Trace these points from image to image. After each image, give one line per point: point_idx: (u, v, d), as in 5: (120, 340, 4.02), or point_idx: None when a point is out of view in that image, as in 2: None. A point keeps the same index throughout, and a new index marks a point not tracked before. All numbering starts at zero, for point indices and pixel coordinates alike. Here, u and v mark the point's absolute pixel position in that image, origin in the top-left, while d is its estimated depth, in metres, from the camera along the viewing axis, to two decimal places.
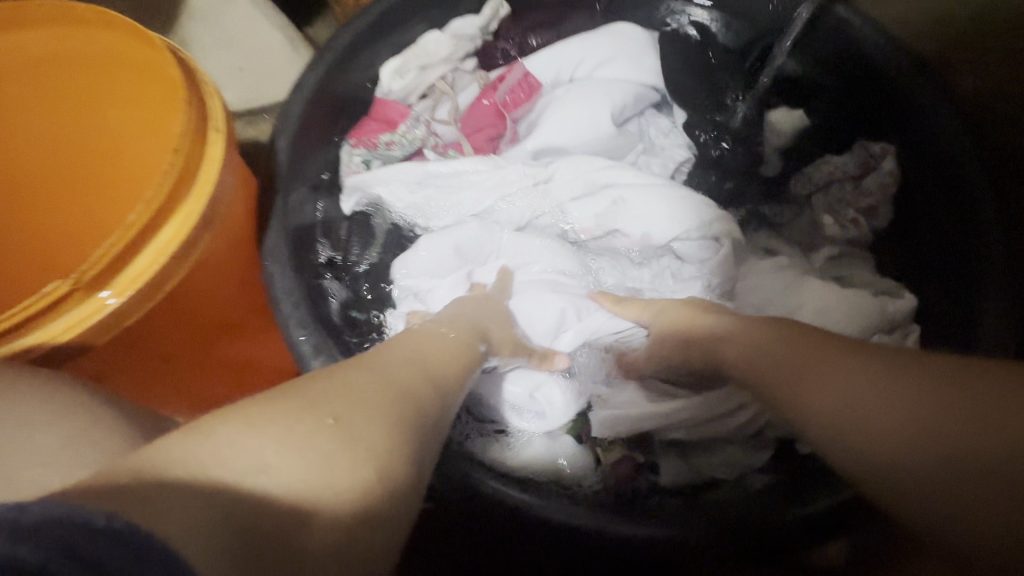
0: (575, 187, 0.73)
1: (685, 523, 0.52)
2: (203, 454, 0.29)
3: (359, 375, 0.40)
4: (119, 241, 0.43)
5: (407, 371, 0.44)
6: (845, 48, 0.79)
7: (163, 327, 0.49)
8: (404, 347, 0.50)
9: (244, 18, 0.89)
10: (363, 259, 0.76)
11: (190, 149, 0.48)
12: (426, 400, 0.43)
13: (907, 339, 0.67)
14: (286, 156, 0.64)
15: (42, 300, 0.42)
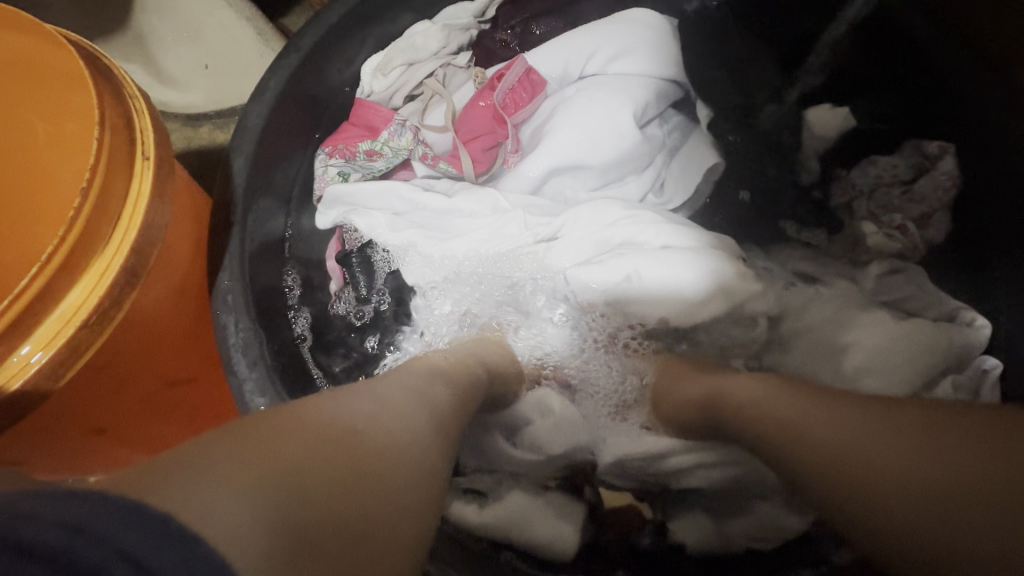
0: (584, 249, 0.60)
1: None
2: (225, 450, 0.27)
3: (364, 395, 0.36)
4: (11, 311, 0.35)
5: (417, 396, 0.40)
6: (898, 37, 0.66)
7: (84, 400, 0.41)
8: (414, 364, 0.46)
9: (209, 9, 0.80)
10: (369, 304, 0.66)
11: (108, 184, 0.39)
12: (439, 420, 0.39)
13: (984, 374, 0.55)
14: (244, 173, 0.55)
15: None
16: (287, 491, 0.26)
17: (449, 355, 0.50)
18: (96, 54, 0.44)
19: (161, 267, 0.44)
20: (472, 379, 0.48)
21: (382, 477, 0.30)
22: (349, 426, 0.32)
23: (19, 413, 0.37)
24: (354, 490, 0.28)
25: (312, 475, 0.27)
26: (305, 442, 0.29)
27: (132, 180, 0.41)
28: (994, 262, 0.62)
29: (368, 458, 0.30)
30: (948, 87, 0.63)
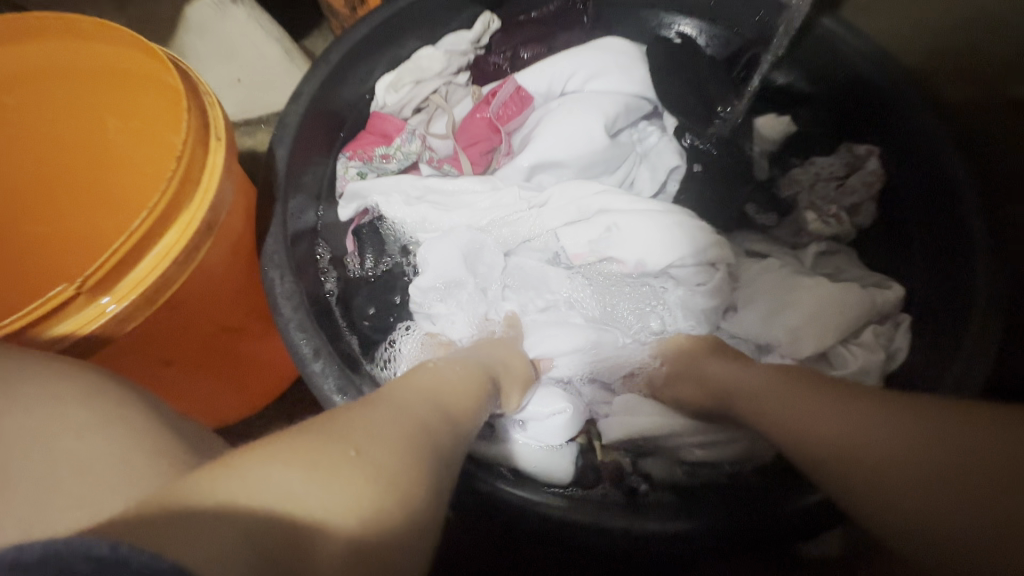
0: (569, 213, 0.71)
1: (691, 518, 0.52)
2: (230, 486, 0.28)
3: (381, 420, 0.37)
4: (123, 248, 0.46)
5: (426, 428, 0.40)
6: (831, 61, 0.79)
7: (164, 326, 0.52)
8: (427, 379, 0.47)
9: (245, 32, 0.92)
10: (376, 267, 0.76)
11: (193, 156, 0.50)
12: (442, 448, 0.39)
13: (898, 329, 0.66)
14: (285, 164, 0.67)
15: (50, 301, 0.44)
16: (274, 501, 0.28)
17: (457, 377, 0.50)
18: (175, 61, 0.55)
19: (225, 229, 0.54)
20: (474, 406, 0.49)
21: (366, 503, 0.30)
22: (349, 442, 0.33)
23: (120, 333, 0.48)
24: (335, 509, 0.29)
25: (305, 488, 0.29)
26: (308, 453, 0.31)
27: (207, 156, 0.51)
28: (915, 239, 0.72)
29: (358, 476, 0.31)
30: (884, 96, 0.75)
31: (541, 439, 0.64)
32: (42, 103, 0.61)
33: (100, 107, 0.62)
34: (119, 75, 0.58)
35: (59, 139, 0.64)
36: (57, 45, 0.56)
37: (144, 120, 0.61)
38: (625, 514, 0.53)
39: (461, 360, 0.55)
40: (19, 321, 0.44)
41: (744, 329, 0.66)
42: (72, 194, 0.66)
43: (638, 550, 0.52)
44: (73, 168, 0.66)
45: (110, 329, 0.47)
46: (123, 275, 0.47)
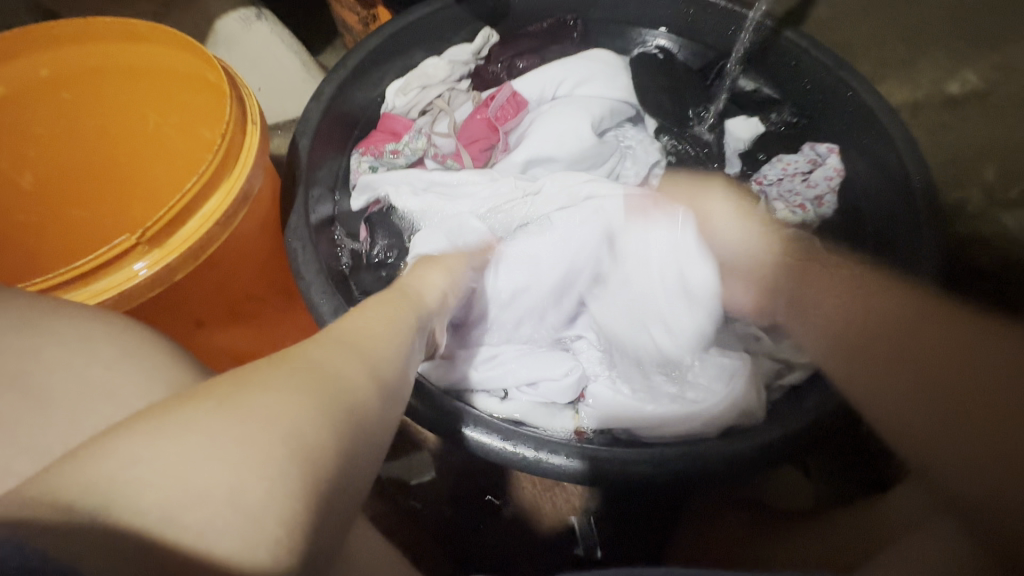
0: (560, 198, 0.78)
1: (670, 454, 0.57)
2: (75, 473, 0.25)
3: (283, 381, 0.32)
4: (176, 207, 0.53)
5: (343, 388, 0.34)
6: (796, 70, 0.88)
7: (202, 283, 0.59)
8: (356, 334, 0.41)
9: (267, 45, 1.01)
10: (383, 250, 0.82)
11: (235, 134, 0.58)
12: (360, 409, 0.34)
13: None
14: (305, 153, 0.76)
15: (114, 250, 0.51)
16: (126, 477, 0.25)
17: (392, 334, 0.44)
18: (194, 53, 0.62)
19: (256, 202, 0.62)
20: (401, 369, 0.42)
21: (233, 474, 0.26)
22: (228, 411, 0.29)
23: (166, 283, 0.54)
24: (196, 483, 0.26)
25: (170, 462, 0.26)
26: (176, 428, 0.27)
27: (245, 137, 0.59)
28: (869, 224, 0.79)
29: (226, 450, 0.27)
30: (845, 100, 0.83)
31: (540, 402, 0.66)
32: (92, 96, 0.69)
33: (142, 103, 0.71)
34: (162, 73, 0.67)
35: (105, 132, 0.73)
36: (108, 47, 0.65)
37: (181, 113, 0.70)
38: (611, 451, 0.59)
39: (404, 310, 0.50)
40: (59, 279, 0.50)
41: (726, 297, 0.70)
42: (113, 182, 0.75)
43: (626, 484, 0.57)
44: (112, 158, 0.74)
45: (159, 279, 0.54)
46: (174, 232, 0.54)
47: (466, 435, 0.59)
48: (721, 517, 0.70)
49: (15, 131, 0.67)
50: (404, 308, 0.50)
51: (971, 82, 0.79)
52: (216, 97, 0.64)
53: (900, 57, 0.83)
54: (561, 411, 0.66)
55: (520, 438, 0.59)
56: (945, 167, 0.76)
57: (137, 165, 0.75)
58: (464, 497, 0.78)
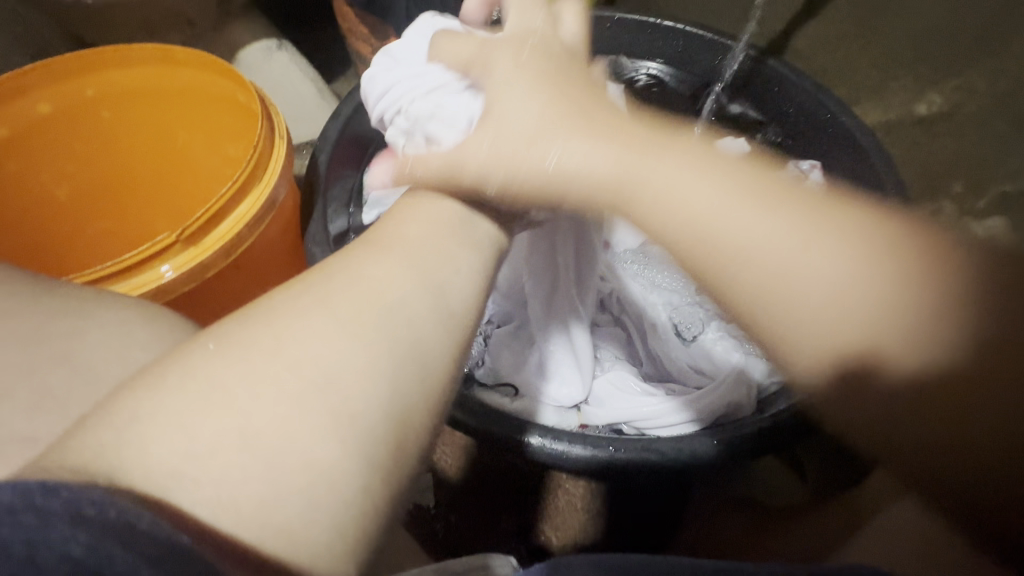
0: None
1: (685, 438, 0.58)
2: (121, 443, 0.25)
3: (312, 316, 0.31)
4: (210, 210, 0.59)
5: (378, 319, 0.32)
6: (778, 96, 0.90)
7: (230, 280, 0.64)
8: (403, 242, 0.38)
9: (285, 73, 1.08)
10: None
11: (265, 146, 0.63)
12: (401, 338, 0.32)
13: None
14: (325, 167, 0.83)
15: (156, 246, 0.56)
16: (155, 419, 0.26)
17: (437, 241, 0.39)
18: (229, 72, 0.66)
19: (282, 208, 0.67)
20: (468, 272, 0.39)
21: (265, 417, 0.27)
22: (253, 352, 0.29)
23: (199, 278, 0.60)
24: (223, 427, 0.26)
25: (200, 404, 0.26)
26: (203, 372, 0.28)
27: (273, 148, 0.64)
28: None
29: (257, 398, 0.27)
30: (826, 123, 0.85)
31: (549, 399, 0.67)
32: (128, 115, 0.75)
33: (171, 121, 0.76)
34: (193, 93, 0.72)
35: (136, 148, 0.78)
36: (146, 69, 0.71)
37: (209, 130, 0.75)
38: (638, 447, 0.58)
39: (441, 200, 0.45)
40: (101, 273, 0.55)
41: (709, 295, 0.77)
42: (143, 194, 0.80)
43: (645, 472, 0.57)
44: (141, 172, 0.79)
45: (194, 274, 0.59)
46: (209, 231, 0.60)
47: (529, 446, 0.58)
48: (724, 520, 0.73)
49: (57, 146, 0.72)
50: (447, 199, 0.45)
51: (933, 104, 0.81)
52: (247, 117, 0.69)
53: (875, 80, 0.85)
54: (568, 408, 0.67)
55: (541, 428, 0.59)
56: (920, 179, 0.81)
57: (165, 178, 0.80)
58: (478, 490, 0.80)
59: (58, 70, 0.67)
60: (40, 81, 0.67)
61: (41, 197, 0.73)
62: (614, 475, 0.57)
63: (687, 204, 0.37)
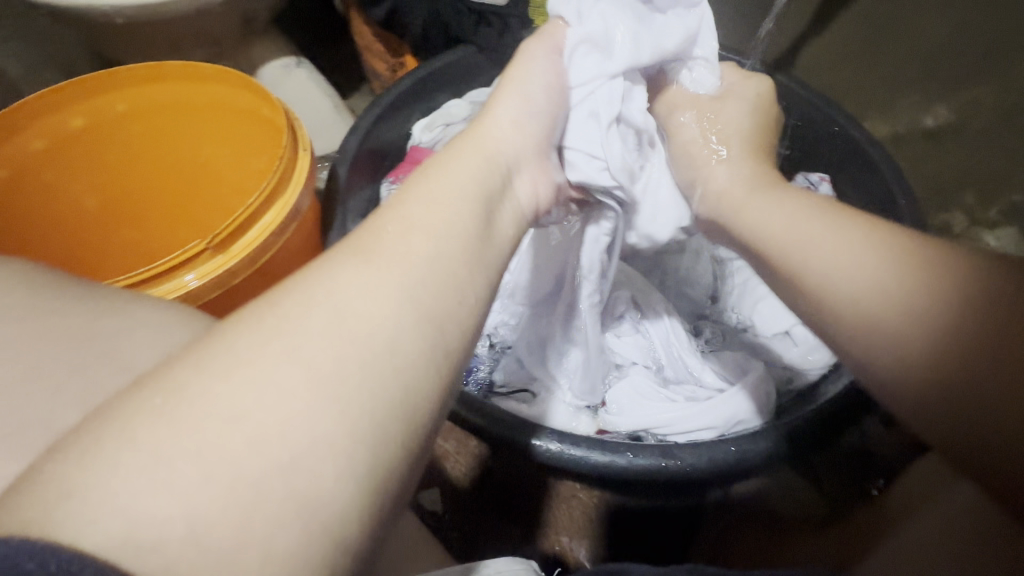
0: None
1: (701, 445, 0.59)
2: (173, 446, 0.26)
3: (283, 357, 0.28)
4: (237, 219, 0.60)
5: (357, 365, 0.29)
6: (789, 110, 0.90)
7: (250, 290, 0.65)
8: (398, 257, 0.34)
9: (302, 90, 1.11)
10: None
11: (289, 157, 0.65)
12: (381, 389, 0.29)
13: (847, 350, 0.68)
14: (343, 179, 0.84)
15: (183, 254, 0.58)
16: (159, 488, 0.24)
17: (442, 262, 0.35)
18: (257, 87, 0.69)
19: (304, 219, 0.68)
20: (467, 302, 0.35)
21: (227, 476, 0.24)
22: (212, 395, 0.26)
23: (224, 286, 0.61)
24: (176, 485, 0.23)
25: (155, 457, 0.24)
26: (163, 417, 0.25)
27: (297, 160, 0.66)
28: None
29: (219, 455, 0.24)
30: (839, 135, 0.85)
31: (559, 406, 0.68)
32: (155, 129, 0.77)
33: (195, 135, 0.79)
34: (220, 108, 0.75)
35: (158, 160, 0.80)
36: (175, 85, 0.73)
37: (232, 142, 0.78)
38: (655, 453, 0.58)
39: (477, 175, 0.42)
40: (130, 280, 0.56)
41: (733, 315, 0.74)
42: (164, 205, 0.82)
43: (663, 479, 0.58)
44: (163, 183, 0.81)
45: (220, 282, 0.61)
46: (235, 240, 0.62)
47: (535, 445, 0.59)
48: None
49: (87, 159, 0.75)
50: (476, 174, 0.42)
51: (940, 118, 0.82)
52: (271, 131, 0.71)
53: (883, 94, 0.86)
54: (582, 414, 0.68)
55: (557, 432, 0.60)
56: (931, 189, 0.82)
57: (185, 189, 0.82)
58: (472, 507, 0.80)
59: (93, 86, 0.70)
60: (75, 95, 0.70)
61: (69, 209, 0.75)
62: (632, 481, 0.58)
63: (790, 222, 0.45)
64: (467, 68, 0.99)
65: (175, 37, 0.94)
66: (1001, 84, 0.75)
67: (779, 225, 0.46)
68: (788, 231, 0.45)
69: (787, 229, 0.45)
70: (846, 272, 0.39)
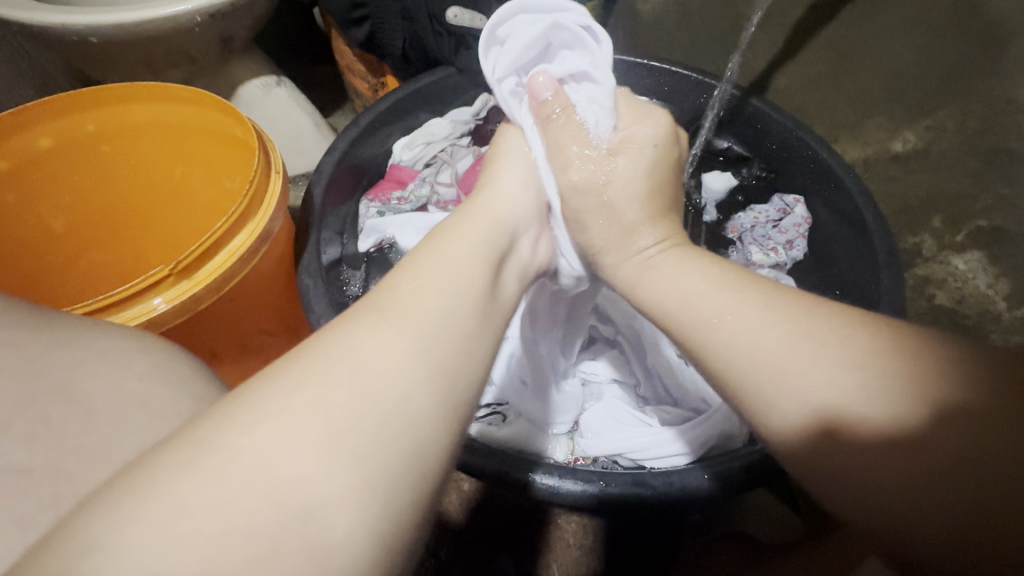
0: None
1: (676, 473, 0.58)
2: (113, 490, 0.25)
3: (309, 408, 0.28)
4: (205, 243, 0.60)
5: (376, 418, 0.29)
6: (764, 133, 0.92)
7: (217, 313, 0.64)
8: (413, 312, 0.35)
9: (283, 108, 1.11)
10: None
11: (261, 181, 0.64)
12: (402, 442, 0.29)
13: None
14: (319, 198, 0.82)
15: (150, 279, 0.57)
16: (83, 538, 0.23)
17: (451, 316, 0.36)
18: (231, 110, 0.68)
19: (277, 241, 0.68)
20: (473, 356, 0.36)
21: (249, 524, 0.24)
22: (246, 446, 0.26)
23: (192, 310, 0.60)
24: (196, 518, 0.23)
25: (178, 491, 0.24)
26: (195, 467, 0.25)
27: (269, 182, 0.66)
28: (840, 264, 0.83)
29: (246, 500, 0.25)
30: (811, 159, 0.87)
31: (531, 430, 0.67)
32: (128, 149, 0.76)
33: (171, 156, 0.78)
34: (195, 130, 0.74)
35: (134, 180, 0.79)
36: (149, 107, 0.73)
37: (208, 164, 0.77)
38: (629, 483, 0.57)
39: (485, 235, 0.47)
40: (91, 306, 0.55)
41: None
42: (142, 226, 0.81)
43: (639, 509, 0.57)
44: (139, 203, 0.81)
45: (187, 306, 0.60)
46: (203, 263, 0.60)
47: (537, 482, 0.57)
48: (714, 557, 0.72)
49: (57, 179, 0.73)
50: (479, 247, 0.45)
51: (907, 143, 0.82)
52: (244, 153, 0.71)
53: (854, 118, 0.87)
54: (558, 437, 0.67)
55: (529, 461, 0.59)
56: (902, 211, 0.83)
57: (162, 210, 0.82)
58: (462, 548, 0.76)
59: (59, 106, 0.69)
60: (41, 116, 0.68)
61: (37, 230, 0.73)
62: (605, 510, 0.57)
63: (698, 308, 0.42)
64: (446, 88, 0.99)
65: (150, 57, 0.93)
66: (968, 108, 0.77)
67: (678, 305, 0.43)
68: (689, 312, 0.42)
69: (688, 305, 0.43)
70: (741, 361, 0.38)
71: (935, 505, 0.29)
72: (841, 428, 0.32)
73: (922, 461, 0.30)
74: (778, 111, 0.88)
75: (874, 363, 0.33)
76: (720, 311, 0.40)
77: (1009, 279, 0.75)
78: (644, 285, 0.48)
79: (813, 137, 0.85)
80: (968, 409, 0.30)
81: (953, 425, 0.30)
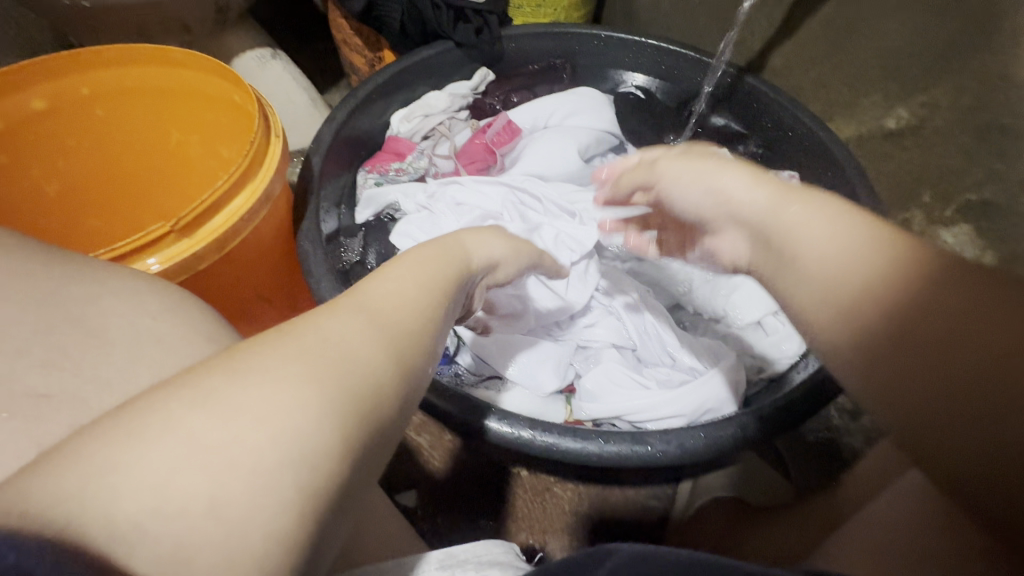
0: (558, 198, 0.83)
1: (680, 437, 0.59)
2: (142, 417, 0.24)
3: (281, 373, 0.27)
4: (207, 201, 0.59)
5: (304, 379, 0.27)
6: (757, 111, 0.94)
7: (216, 276, 0.64)
8: (346, 305, 0.34)
9: (279, 82, 1.09)
10: (369, 253, 0.84)
11: (259, 145, 0.64)
12: (300, 420, 0.26)
13: (767, 368, 0.69)
14: (319, 167, 0.82)
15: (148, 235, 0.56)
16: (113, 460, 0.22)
17: (385, 300, 0.35)
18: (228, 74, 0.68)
19: (275, 205, 0.68)
20: (414, 367, 0.33)
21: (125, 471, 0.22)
22: (136, 418, 0.24)
23: (191, 271, 0.60)
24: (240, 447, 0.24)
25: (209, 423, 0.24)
26: (99, 438, 0.23)
27: (268, 146, 0.65)
28: None
29: (123, 472, 0.22)
30: (803, 137, 0.89)
31: (525, 388, 0.69)
32: (123, 113, 0.76)
33: (166, 123, 0.78)
34: (191, 96, 0.74)
35: (129, 146, 0.79)
36: (144, 70, 0.72)
37: (204, 131, 0.77)
38: (629, 442, 0.58)
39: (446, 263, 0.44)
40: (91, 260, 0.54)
41: (704, 304, 0.74)
42: (136, 194, 0.81)
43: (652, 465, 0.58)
44: (133, 170, 0.80)
45: (189, 264, 0.59)
46: (205, 221, 0.61)
47: (489, 428, 0.59)
48: (702, 514, 0.75)
49: (50, 142, 0.72)
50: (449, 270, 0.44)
51: (901, 118, 0.83)
52: (242, 119, 0.70)
53: (848, 96, 0.89)
54: (553, 398, 0.69)
55: (537, 428, 0.58)
56: (895, 180, 0.87)
57: (157, 178, 0.81)
58: (444, 493, 0.78)
59: (52, 67, 0.67)
60: (36, 76, 0.67)
61: (30, 193, 0.72)
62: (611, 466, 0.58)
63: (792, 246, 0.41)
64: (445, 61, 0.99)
65: (144, 23, 0.91)
66: (960, 82, 0.74)
67: (818, 286, 0.39)
68: (830, 292, 0.38)
69: (839, 272, 0.38)
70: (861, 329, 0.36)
71: (978, 472, 0.30)
72: (872, 406, 0.36)
73: (943, 430, 0.31)
74: (771, 86, 0.90)
75: (916, 336, 0.33)
76: (864, 283, 0.37)
77: (995, 251, 0.75)
78: (803, 252, 0.41)
79: (804, 112, 0.87)
80: (973, 377, 0.31)
81: (959, 393, 0.31)
